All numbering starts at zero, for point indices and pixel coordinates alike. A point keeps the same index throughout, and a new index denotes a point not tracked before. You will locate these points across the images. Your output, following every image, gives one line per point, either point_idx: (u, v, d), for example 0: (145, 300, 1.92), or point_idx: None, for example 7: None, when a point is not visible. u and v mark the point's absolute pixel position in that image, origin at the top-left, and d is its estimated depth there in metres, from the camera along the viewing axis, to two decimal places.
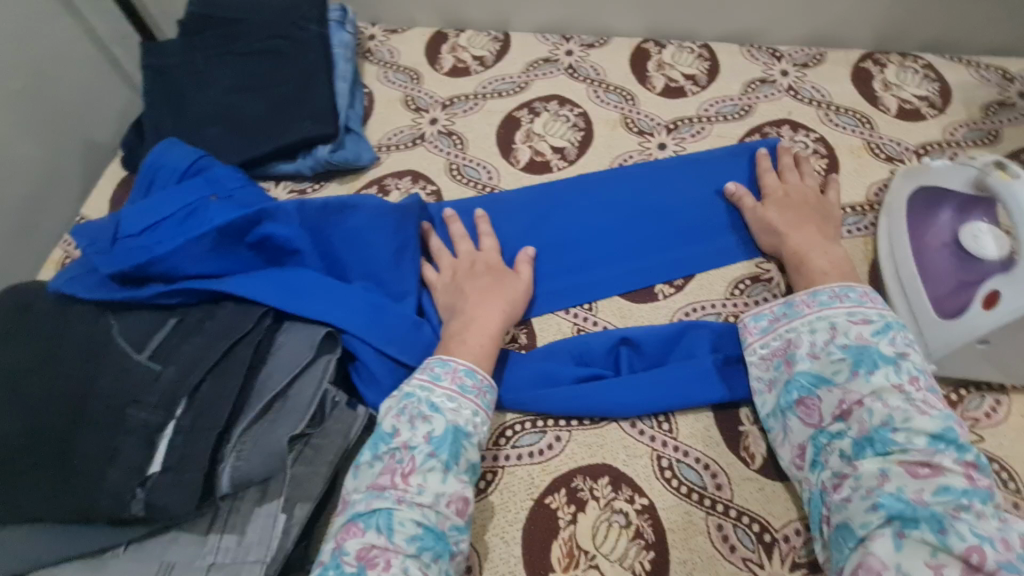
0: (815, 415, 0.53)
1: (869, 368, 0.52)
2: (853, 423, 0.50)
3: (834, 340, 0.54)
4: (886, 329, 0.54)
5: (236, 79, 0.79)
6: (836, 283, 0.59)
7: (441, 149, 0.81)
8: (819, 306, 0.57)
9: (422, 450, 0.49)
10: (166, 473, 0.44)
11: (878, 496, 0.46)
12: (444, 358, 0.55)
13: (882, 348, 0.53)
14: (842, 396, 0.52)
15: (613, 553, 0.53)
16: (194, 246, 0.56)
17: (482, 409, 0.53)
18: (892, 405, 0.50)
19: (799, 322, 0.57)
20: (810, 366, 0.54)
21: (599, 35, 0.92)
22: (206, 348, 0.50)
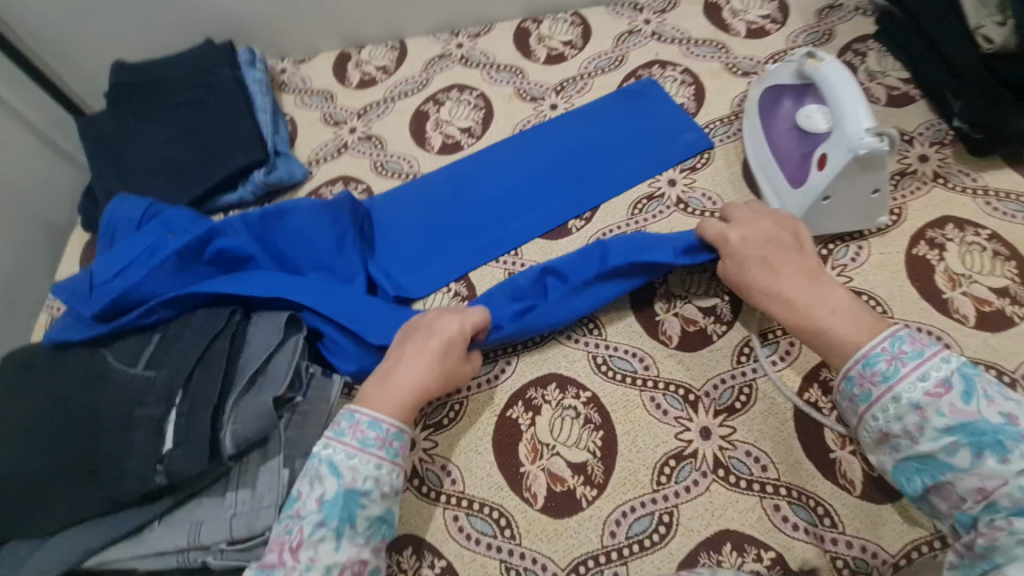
0: (949, 497, 0.46)
1: (1005, 452, 0.43)
2: (995, 492, 0.43)
3: (927, 421, 0.47)
4: (971, 391, 0.47)
5: (168, 131, 0.88)
6: (880, 334, 0.51)
7: (364, 152, 0.91)
8: (885, 381, 0.49)
9: (312, 520, 0.50)
10: (177, 447, 0.53)
11: (994, 509, 0.43)
12: (351, 410, 0.55)
13: (986, 414, 0.45)
14: (979, 480, 0.44)
15: (569, 440, 0.63)
16: (160, 270, 0.66)
17: (387, 460, 0.53)
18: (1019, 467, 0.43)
19: (880, 407, 0.49)
20: (916, 453, 0.47)
21: (484, 24, 1.03)
22: (189, 348, 0.59)
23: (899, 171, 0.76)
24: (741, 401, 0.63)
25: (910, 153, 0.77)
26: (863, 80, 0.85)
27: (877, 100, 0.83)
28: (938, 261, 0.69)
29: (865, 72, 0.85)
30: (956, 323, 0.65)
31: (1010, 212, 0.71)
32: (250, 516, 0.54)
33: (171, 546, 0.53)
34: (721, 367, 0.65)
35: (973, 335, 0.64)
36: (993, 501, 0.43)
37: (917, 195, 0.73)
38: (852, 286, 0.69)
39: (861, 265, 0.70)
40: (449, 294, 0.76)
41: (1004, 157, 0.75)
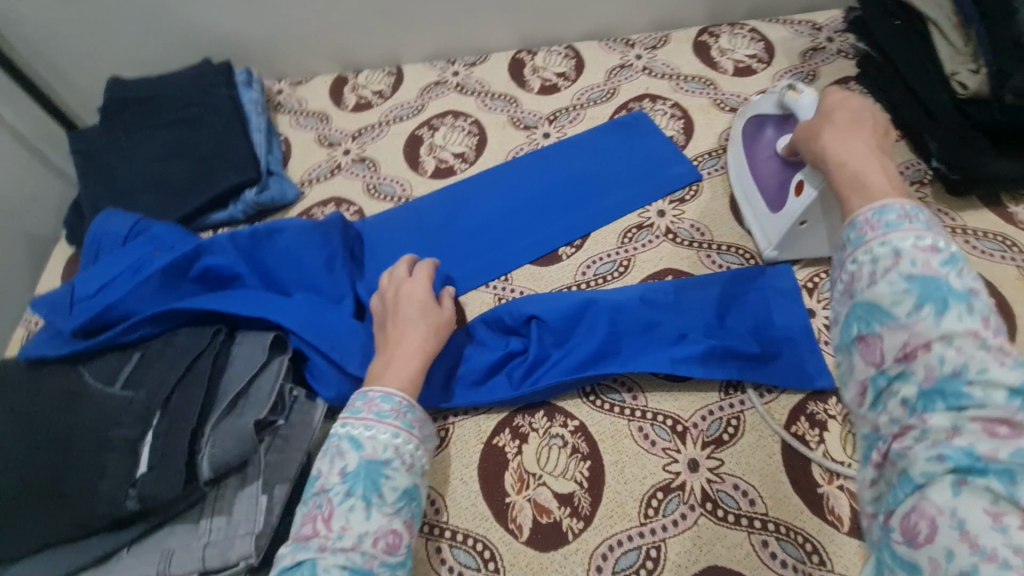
0: (874, 352, 0.40)
1: (947, 308, 0.38)
2: (918, 360, 0.38)
3: (895, 267, 0.40)
4: (957, 259, 0.40)
5: (160, 148, 0.88)
6: (905, 199, 0.44)
7: (357, 174, 0.91)
8: (886, 228, 0.42)
9: (339, 491, 0.53)
10: (151, 471, 0.51)
11: (944, 447, 0.35)
12: (363, 392, 0.60)
13: (953, 281, 0.39)
14: (907, 335, 0.38)
15: (556, 469, 0.62)
16: (145, 287, 0.65)
17: (403, 430, 0.58)
18: (970, 351, 0.36)
19: (863, 250, 0.43)
20: (865, 294, 0.41)
21: (479, 54, 1.06)
22: (170, 368, 0.58)
23: None
24: (729, 432, 0.63)
25: None
26: None
27: None
28: None
29: None
30: None
31: (986, 252, 0.74)
32: (224, 544, 0.52)
33: None
34: (708, 398, 0.65)
35: None
36: (911, 368, 0.38)
37: None
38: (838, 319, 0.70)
39: None
40: None
41: (979, 198, 0.78)
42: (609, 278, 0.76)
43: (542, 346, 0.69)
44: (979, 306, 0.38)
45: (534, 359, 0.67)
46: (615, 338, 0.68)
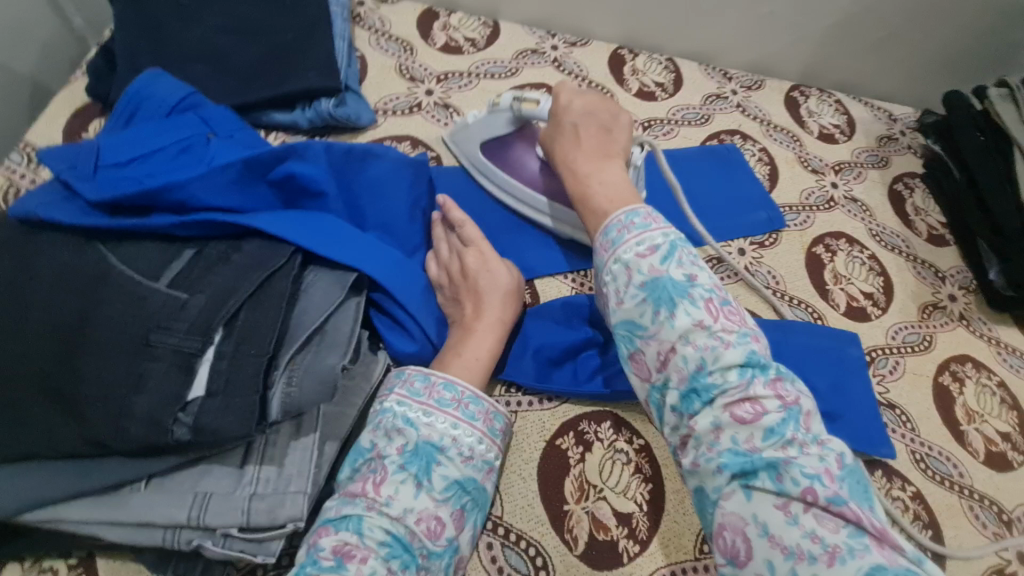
0: (642, 369, 0.47)
1: (675, 307, 0.45)
2: (674, 370, 0.45)
3: (631, 281, 0.48)
4: (669, 253, 0.48)
5: (226, 19, 0.75)
6: (621, 209, 0.52)
7: (438, 119, 0.83)
8: (614, 247, 0.50)
9: (394, 462, 0.48)
10: (214, 398, 0.42)
11: (717, 448, 0.42)
12: (425, 371, 0.54)
13: (674, 275, 0.47)
14: (659, 347, 0.46)
15: (617, 486, 0.59)
16: (217, 175, 0.54)
17: (463, 421, 0.52)
18: (700, 344, 0.44)
19: (606, 272, 0.50)
20: (622, 312, 0.48)
21: (581, 36, 1.00)
22: (238, 279, 0.48)
23: (932, 303, 0.82)
24: None
25: (941, 290, 0.84)
26: (910, 213, 0.92)
27: (919, 234, 0.90)
28: (958, 394, 0.74)
29: (912, 205, 0.93)
30: (968, 455, 0.70)
31: (1015, 367, 0.78)
32: (273, 500, 0.44)
33: (162, 518, 0.42)
34: None
35: (980, 469, 0.69)
36: (668, 375, 0.45)
37: (944, 330, 0.80)
38: (888, 398, 0.73)
39: (897, 380, 0.74)
40: None
41: (1013, 318, 0.83)
42: None
43: None
44: (698, 292, 0.46)
45: (611, 356, 0.65)
46: None
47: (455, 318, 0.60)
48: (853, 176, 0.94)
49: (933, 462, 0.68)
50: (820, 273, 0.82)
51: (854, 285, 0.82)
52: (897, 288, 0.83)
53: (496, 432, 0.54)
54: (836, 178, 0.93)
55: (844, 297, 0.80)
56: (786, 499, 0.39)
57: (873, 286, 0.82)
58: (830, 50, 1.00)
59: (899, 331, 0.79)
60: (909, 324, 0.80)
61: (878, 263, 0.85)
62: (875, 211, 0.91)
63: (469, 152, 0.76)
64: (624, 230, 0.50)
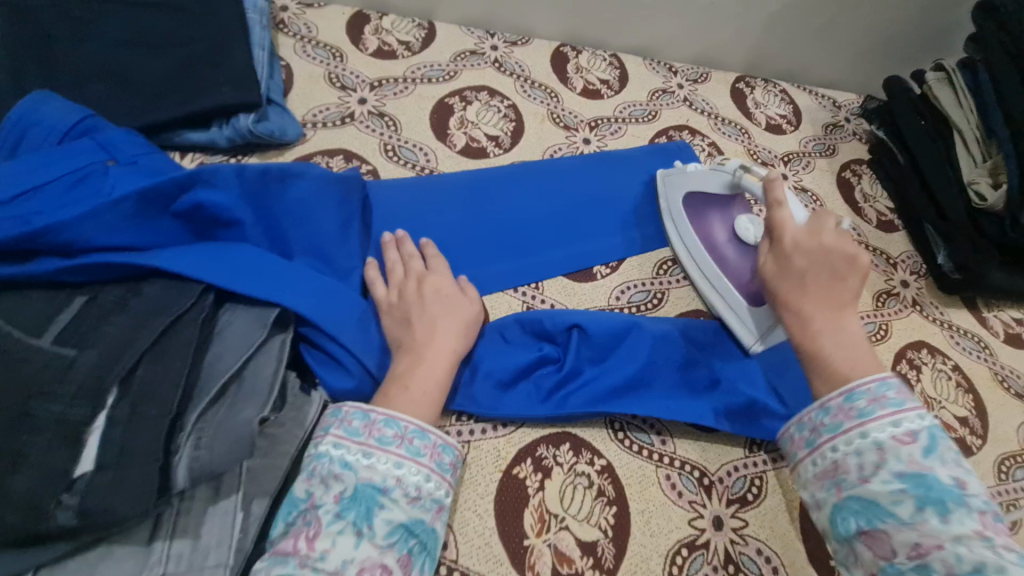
0: (882, 546, 0.42)
1: (948, 511, 0.41)
2: (932, 555, 0.40)
3: (884, 464, 0.45)
4: (934, 447, 0.45)
5: (127, 30, 0.68)
6: (871, 375, 0.50)
7: (373, 129, 0.78)
8: (860, 417, 0.47)
9: (330, 511, 0.44)
10: (105, 472, 0.37)
11: None
12: (365, 408, 0.49)
13: (940, 473, 0.43)
14: (916, 535, 0.41)
15: (580, 513, 0.56)
16: (109, 211, 0.48)
17: (408, 459, 0.47)
18: (979, 551, 0.39)
19: (843, 440, 0.48)
20: (865, 491, 0.45)
21: (521, 34, 0.96)
22: (137, 328, 0.43)
23: (886, 291, 0.82)
24: (753, 493, 0.60)
25: (894, 277, 0.84)
26: (859, 200, 0.92)
27: (869, 221, 0.90)
28: (916, 382, 0.74)
29: (861, 193, 0.93)
30: None
31: (967, 350, 0.79)
32: None
33: None
34: (734, 453, 0.63)
35: None
36: (929, 564, 0.40)
37: (898, 319, 0.80)
38: None
39: None
40: None
41: (962, 299, 0.84)
42: (644, 308, 0.71)
43: (578, 359, 0.63)
44: (973, 501, 0.42)
45: (568, 371, 0.62)
46: (655, 370, 0.64)
47: (394, 346, 0.55)
48: (802, 167, 0.94)
49: None
50: None
51: None
52: None
53: (445, 467, 0.49)
54: (786, 169, 0.93)
55: None
56: None
57: None
58: (773, 41, 0.99)
59: None
60: (865, 313, 0.79)
61: None
62: (826, 201, 0.90)
63: (673, 198, 0.76)
64: (877, 403, 0.47)
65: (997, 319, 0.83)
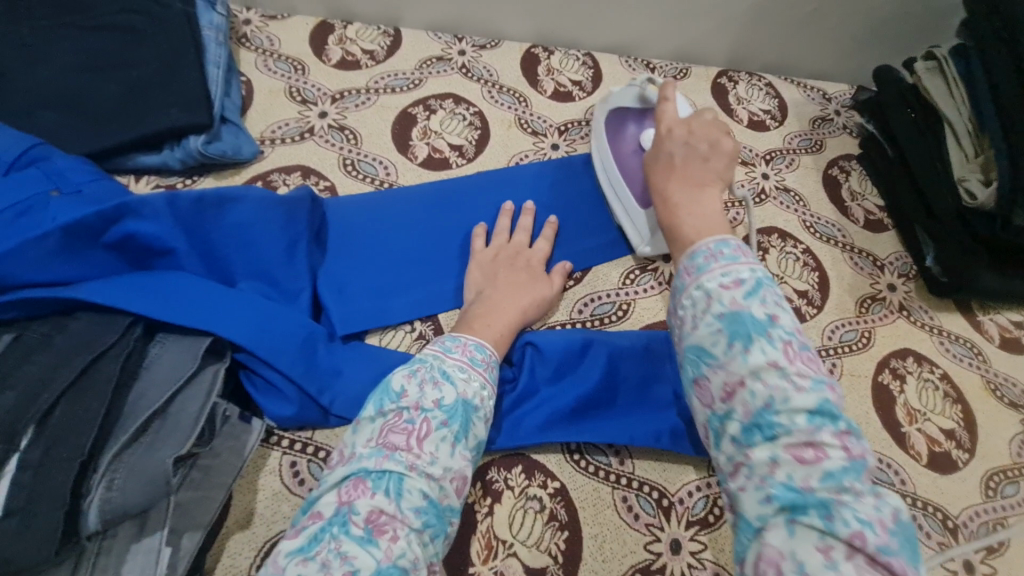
0: (705, 394, 0.44)
1: (752, 345, 0.41)
2: (738, 393, 0.41)
3: (710, 309, 0.44)
4: (758, 288, 0.44)
5: (79, 55, 0.68)
6: (711, 237, 0.48)
7: (333, 143, 0.77)
8: (697, 272, 0.46)
9: (435, 416, 0.47)
10: (11, 518, 0.36)
11: (770, 485, 0.38)
12: (454, 335, 0.55)
13: (756, 311, 0.43)
14: (726, 376, 0.42)
15: (529, 539, 0.55)
16: (34, 247, 0.48)
17: (488, 384, 0.53)
18: (772, 383, 0.40)
19: (684, 297, 0.47)
20: (694, 338, 0.45)
21: (491, 37, 0.94)
22: (56, 368, 0.42)
23: (871, 295, 0.78)
24: (715, 515, 0.58)
25: (880, 280, 0.80)
26: (846, 198, 0.88)
27: (856, 221, 0.85)
28: (898, 393, 0.71)
29: (848, 190, 0.89)
30: (910, 459, 0.66)
31: (958, 357, 0.74)
32: None
33: None
34: (696, 473, 0.60)
35: (924, 474, 0.65)
36: (734, 405, 0.41)
37: (882, 324, 0.76)
38: None
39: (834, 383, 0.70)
40: (412, 335, 0.64)
41: (956, 302, 0.79)
42: (608, 321, 0.69)
43: (533, 379, 0.62)
44: (781, 333, 0.42)
45: (521, 392, 0.61)
46: (613, 388, 0.62)
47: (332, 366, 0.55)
48: (785, 164, 0.90)
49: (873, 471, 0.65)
50: None
51: (788, 283, 0.77)
52: (834, 283, 0.79)
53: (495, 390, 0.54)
54: (768, 168, 0.89)
55: None
56: (831, 542, 0.35)
57: (808, 282, 0.78)
58: (755, 34, 0.94)
59: (836, 330, 0.75)
60: (846, 320, 0.76)
61: (813, 258, 0.80)
62: (809, 200, 0.86)
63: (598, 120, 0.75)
64: (710, 258, 0.46)
65: (993, 322, 0.78)
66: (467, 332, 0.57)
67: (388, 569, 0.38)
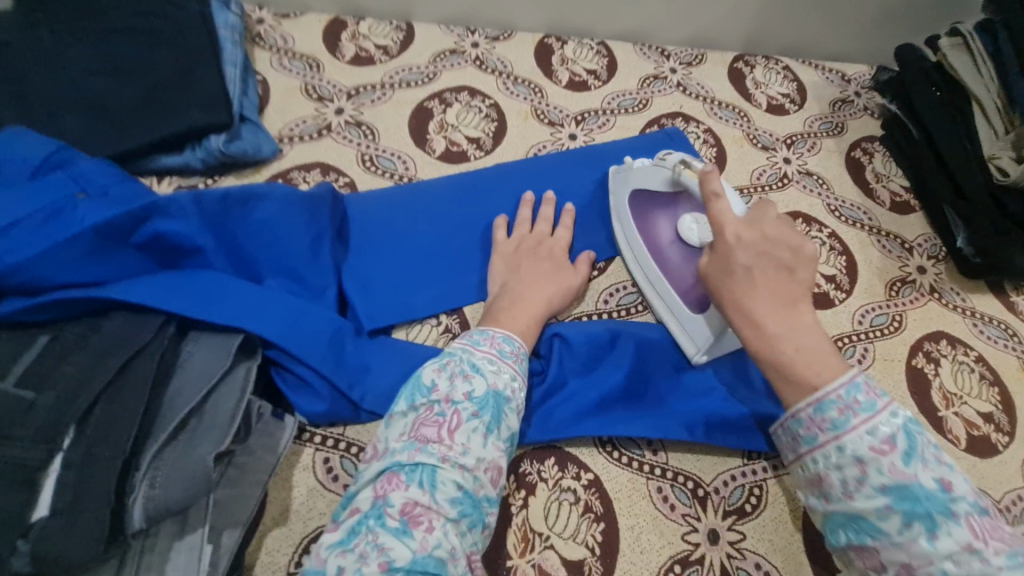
0: (871, 560, 0.41)
1: (935, 528, 0.38)
2: (922, 570, 0.38)
3: (865, 478, 0.41)
4: (915, 444, 0.41)
5: (98, 59, 0.68)
6: (837, 378, 0.45)
7: (350, 139, 0.77)
8: (835, 429, 0.43)
9: (466, 408, 0.46)
10: (57, 517, 0.36)
11: None
12: (481, 328, 0.55)
13: (924, 480, 0.40)
14: (905, 555, 0.39)
15: (565, 531, 0.54)
16: (65, 248, 0.48)
17: (519, 375, 0.52)
18: (964, 566, 0.37)
19: (822, 453, 0.44)
20: (846, 507, 0.42)
21: (504, 28, 0.93)
22: (94, 367, 0.42)
23: (900, 278, 0.77)
24: (752, 503, 0.57)
25: (908, 263, 0.78)
26: (870, 181, 0.86)
27: (882, 203, 0.84)
28: (933, 376, 0.69)
29: (872, 172, 0.87)
30: (948, 443, 0.65)
31: (992, 338, 0.73)
32: None
33: None
34: (731, 461, 0.59)
35: (963, 458, 0.64)
36: None
37: (913, 307, 0.74)
38: None
39: (867, 368, 0.69)
40: (438, 329, 0.64)
41: (987, 283, 0.78)
42: (634, 311, 0.68)
43: (562, 370, 0.61)
44: (958, 506, 0.39)
45: (551, 384, 0.60)
46: (643, 378, 0.62)
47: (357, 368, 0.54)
48: (806, 148, 0.88)
49: None
50: None
51: (815, 268, 0.76)
52: (862, 267, 0.77)
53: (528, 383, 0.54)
54: (789, 152, 0.87)
55: None
56: None
57: (836, 267, 0.76)
58: (771, 16, 0.93)
59: (866, 314, 0.73)
60: (877, 304, 0.74)
61: (839, 242, 0.79)
62: (832, 183, 0.85)
63: (621, 198, 0.70)
64: (848, 412, 0.42)
65: None
66: (495, 325, 0.56)
67: (423, 560, 0.38)
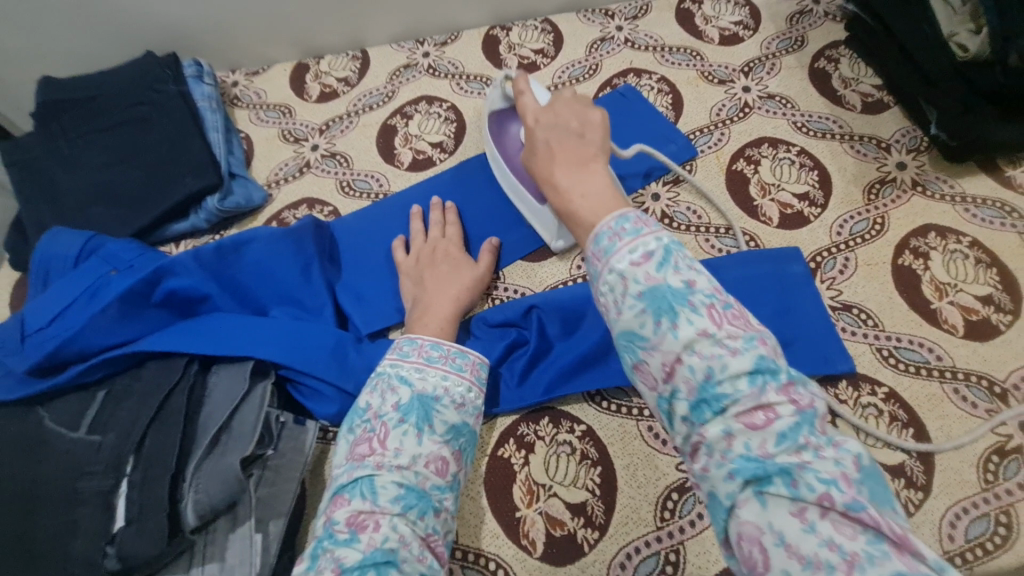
0: (648, 378, 0.38)
1: (676, 316, 0.37)
2: (679, 377, 0.36)
3: (627, 291, 0.38)
4: (669, 256, 0.38)
5: (107, 154, 0.79)
6: (609, 214, 0.42)
7: (328, 171, 0.85)
8: (605, 256, 0.40)
9: (392, 418, 0.51)
10: (130, 526, 0.47)
11: (729, 458, 0.34)
12: (411, 337, 0.58)
13: (673, 281, 0.38)
14: (662, 356, 0.37)
15: (566, 479, 0.60)
16: (101, 317, 0.59)
17: (453, 373, 0.56)
18: (706, 353, 0.36)
19: (600, 285, 0.40)
20: (619, 324, 0.39)
21: (450, 31, 0.97)
22: (139, 409, 0.52)
23: (879, 179, 0.75)
24: None
25: (887, 162, 0.77)
26: (838, 87, 0.84)
27: (853, 107, 0.82)
28: (923, 271, 0.68)
29: (839, 79, 0.85)
30: (945, 334, 0.65)
31: (988, 220, 0.71)
32: None
33: None
34: None
35: (961, 346, 0.64)
36: (676, 385, 0.36)
37: (895, 206, 0.73)
38: (842, 299, 0.68)
39: (850, 277, 0.69)
40: None
41: (977, 164, 0.75)
42: None
43: (545, 338, 0.66)
44: (699, 297, 0.37)
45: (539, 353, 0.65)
46: None
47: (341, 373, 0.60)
48: (766, 72, 0.87)
49: (904, 354, 0.64)
50: (745, 189, 0.77)
51: (785, 190, 0.76)
52: (835, 177, 0.76)
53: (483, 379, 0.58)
54: (748, 80, 0.87)
55: (776, 207, 0.75)
56: (803, 505, 0.32)
57: (807, 183, 0.76)
58: None
59: (845, 223, 0.73)
60: (856, 211, 0.74)
61: (809, 157, 0.78)
62: (797, 100, 0.84)
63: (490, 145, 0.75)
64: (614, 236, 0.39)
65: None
66: None
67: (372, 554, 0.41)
